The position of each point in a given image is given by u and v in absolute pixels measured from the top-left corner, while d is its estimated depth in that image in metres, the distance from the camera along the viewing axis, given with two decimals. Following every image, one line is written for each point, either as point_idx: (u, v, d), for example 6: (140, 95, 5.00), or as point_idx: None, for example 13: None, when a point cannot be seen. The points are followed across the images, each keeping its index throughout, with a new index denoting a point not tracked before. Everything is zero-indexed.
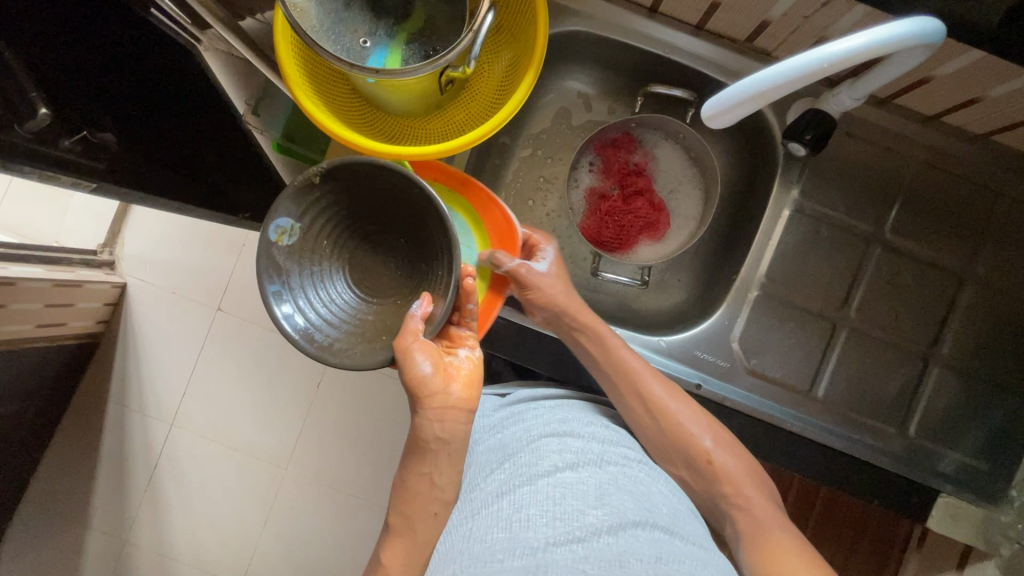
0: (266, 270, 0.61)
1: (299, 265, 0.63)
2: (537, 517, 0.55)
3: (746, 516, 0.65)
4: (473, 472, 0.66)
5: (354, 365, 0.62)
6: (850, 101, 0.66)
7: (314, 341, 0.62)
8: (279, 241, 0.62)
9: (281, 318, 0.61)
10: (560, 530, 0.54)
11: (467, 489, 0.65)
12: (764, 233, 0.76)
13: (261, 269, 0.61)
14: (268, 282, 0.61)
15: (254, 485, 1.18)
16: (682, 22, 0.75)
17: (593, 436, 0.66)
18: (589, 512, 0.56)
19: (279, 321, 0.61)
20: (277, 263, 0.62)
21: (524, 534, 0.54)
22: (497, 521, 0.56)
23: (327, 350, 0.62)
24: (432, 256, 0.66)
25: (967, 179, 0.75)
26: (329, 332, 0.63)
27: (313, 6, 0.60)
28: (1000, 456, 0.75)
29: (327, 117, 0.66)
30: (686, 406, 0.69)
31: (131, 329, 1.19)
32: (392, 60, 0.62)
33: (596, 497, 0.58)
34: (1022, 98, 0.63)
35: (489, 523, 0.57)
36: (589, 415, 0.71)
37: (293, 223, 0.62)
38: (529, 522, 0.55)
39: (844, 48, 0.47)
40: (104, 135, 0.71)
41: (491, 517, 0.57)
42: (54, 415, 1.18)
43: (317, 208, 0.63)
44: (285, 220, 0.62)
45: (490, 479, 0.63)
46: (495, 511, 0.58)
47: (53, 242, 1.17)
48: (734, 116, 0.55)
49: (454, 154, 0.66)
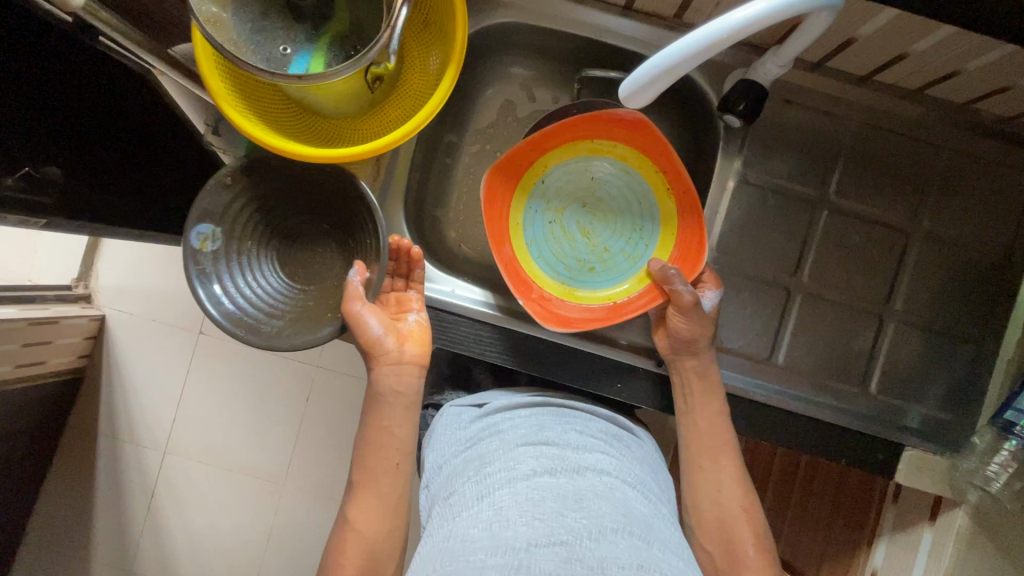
0: (198, 277, 0.65)
1: (230, 268, 0.67)
2: (518, 517, 0.54)
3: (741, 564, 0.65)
4: (448, 481, 0.65)
5: (303, 343, 0.65)
6: (777, 69, 0.66)
7: (261, 332, 0.66)
8: (203, 247, 0.65)
9: (222, 316, 0.65)
10: (541, 532, 0.52)
11: (441, 496, 0.64)
12: (711, 208, 0.77)
13: (191, 276, 0.64)
14: (202, 289, 0.64)
15: (251, 504, 1.18)
16: (611, 4, 0.75)
17: (568, 443, 0.66)
18: (568, 515, 0.55)
19: (220, 320, 0.64)
20: (206, 269, 0.65)
21: (505, 534, 0.53)
22: (477, 521, 0.55)
23: (274, 338, 0.66)
24: (358, 232, 0.70)
25: (904, 134, 0.76)
26: (274, 321, 0.67)
27: (229, 18, 0.59)
28: (961, 404, 0.77)
29: (257, 127, 0.65)
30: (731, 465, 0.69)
31: (112, 361, 1.18)
32: (314, 65, 0.62)
33: (574, 500, 0.57)
34: (945, 52, 0.63)
35: (469, 522, 0.56)
36: (566, 423, 0.70)
37: (213, 228, 0.66)
38: (510, 523, 0.54)
39: (742, 16, 0.46)
40: (48, 169, 0.69)
41: (471, 519, 0.56)
42: (43, 456, 1.17)
43: (236, 208, 0.67)
44: (205, 227, 0.65)
45: (467, 486, 0.62)
46: (475, 513, 0.57)
47: (25, 280, 1.16)
48: (650, 94, 0.54)
49: (388, 152, 0.65)
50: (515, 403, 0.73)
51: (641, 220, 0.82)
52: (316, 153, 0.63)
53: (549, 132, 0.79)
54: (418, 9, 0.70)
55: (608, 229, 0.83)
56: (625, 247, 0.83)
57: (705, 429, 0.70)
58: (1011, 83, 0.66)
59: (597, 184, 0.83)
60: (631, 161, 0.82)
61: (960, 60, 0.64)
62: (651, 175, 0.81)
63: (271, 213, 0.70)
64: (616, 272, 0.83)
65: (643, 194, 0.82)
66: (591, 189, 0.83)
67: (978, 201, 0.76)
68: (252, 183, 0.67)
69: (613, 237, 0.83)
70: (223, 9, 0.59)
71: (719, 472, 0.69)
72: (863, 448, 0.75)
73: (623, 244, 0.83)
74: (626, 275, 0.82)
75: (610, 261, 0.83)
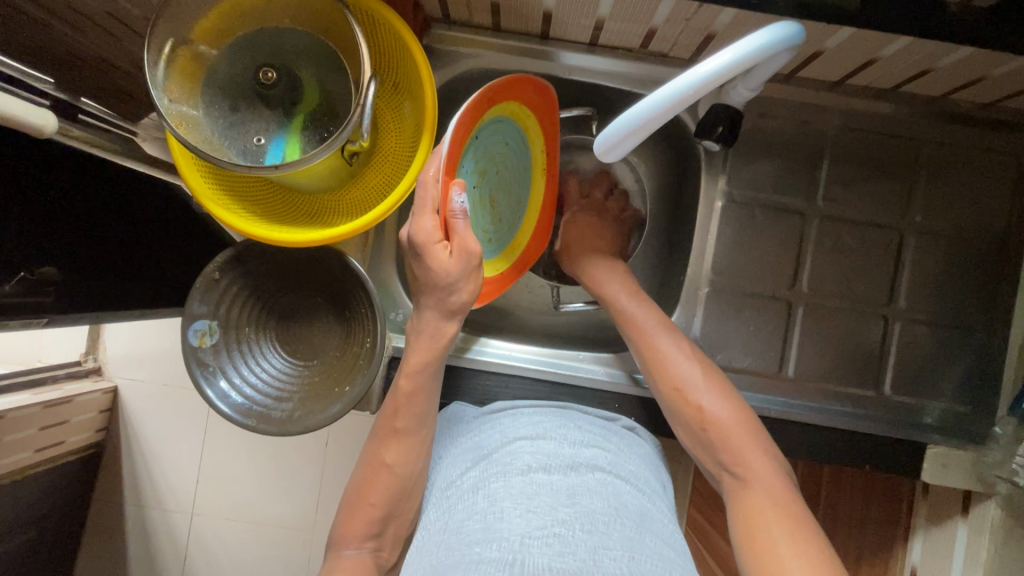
0: (203, 374, 0.65)
1: (233, 360, 0.68)
2: (512, 509, 0.53)
3: (740, 481, 0.62)
4: (448, 473, 0.64)
5: (315, 423, 0.65)
6: (749, 91, 0.65)
7: (272, 418, 0.66)
8: (203, 344, 0.66)
9: (232, 410, 0.65)
10: (534, 524, 0.51)
11: (441, 487, 0.63)
12: (701, 229, 0.78)
13: (196, 374, 0.65)
14: (209, 386, 0.65)
15: (285, 557, 1.17)
16: (576, 42, 0.74)
17: (566, 438, 0.64)
18: (560, 510, 0.53)
19: (231, 414, 0.65)
20: (209, 365, 0.66)
21: (498, 525, 0.51)
22: (472, 513, 0.54)
23: (286, 422, 0.66)
24: (351, 300, 0.70)
25: (886, 133, 0.76)
26: (284, 405, 0.67)
27: (202, 116, 0.61)
28: (978, 395, 0.76)
29: (240, 216, 0.65)
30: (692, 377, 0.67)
31: (129, 435, 1.18)
32: (290, 150, 0.62)
33: (568, 495, 0.55)
34: (914, 53, 0.63)
35: (465, 515, 0.55)
36: (566, 419, 0.67)
37: (210, 322, 0.67)
38: (503, 514, 0.53)
39: (709, 69, 0.46)
40: (44, 269, 0.68)
41: (466, 511, 0.55)
42: (72, 536, 1.18)
43: (228, 300, 0.67)
44: (202, 323, 0.66)
45: (465, 478, 0.61)
46: (470, 505, 0.56)
47: (37, 361, 1.16)
48: (624, 148, 0.54)
49: (373, 225, 0.65)
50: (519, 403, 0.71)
51: (522, 192, 0.73)
52: (302, 237, 0.63)
53: (503, 88, 0.60)
54: (387, 75, 0.70)
55: (504, 199, 0.71)
56: (511, 220, 0.73)
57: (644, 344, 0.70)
58: (984, 74, 0.66)
59: (508, 153, 0.69)
60: (531, 132, 0.71)
61: (931, 59, 0.64)
62: (538, 153, 0.74)
63: (263, 297, 0.70)
64: (496, 241, 0.72)
65: (526, 167, 0.73)
66: (501, 156, 0.68)
67: (968, 191, 0.76)
68: (242, 274, 0.68)
69: (506, 208, 0.72)
70: (195, 107, 0.60)
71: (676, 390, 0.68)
72: (881, 449, 0.75)
73: (508, 218, 0.72)
74: (502, 244, 0.73)
75: (497, 232, 0.71)
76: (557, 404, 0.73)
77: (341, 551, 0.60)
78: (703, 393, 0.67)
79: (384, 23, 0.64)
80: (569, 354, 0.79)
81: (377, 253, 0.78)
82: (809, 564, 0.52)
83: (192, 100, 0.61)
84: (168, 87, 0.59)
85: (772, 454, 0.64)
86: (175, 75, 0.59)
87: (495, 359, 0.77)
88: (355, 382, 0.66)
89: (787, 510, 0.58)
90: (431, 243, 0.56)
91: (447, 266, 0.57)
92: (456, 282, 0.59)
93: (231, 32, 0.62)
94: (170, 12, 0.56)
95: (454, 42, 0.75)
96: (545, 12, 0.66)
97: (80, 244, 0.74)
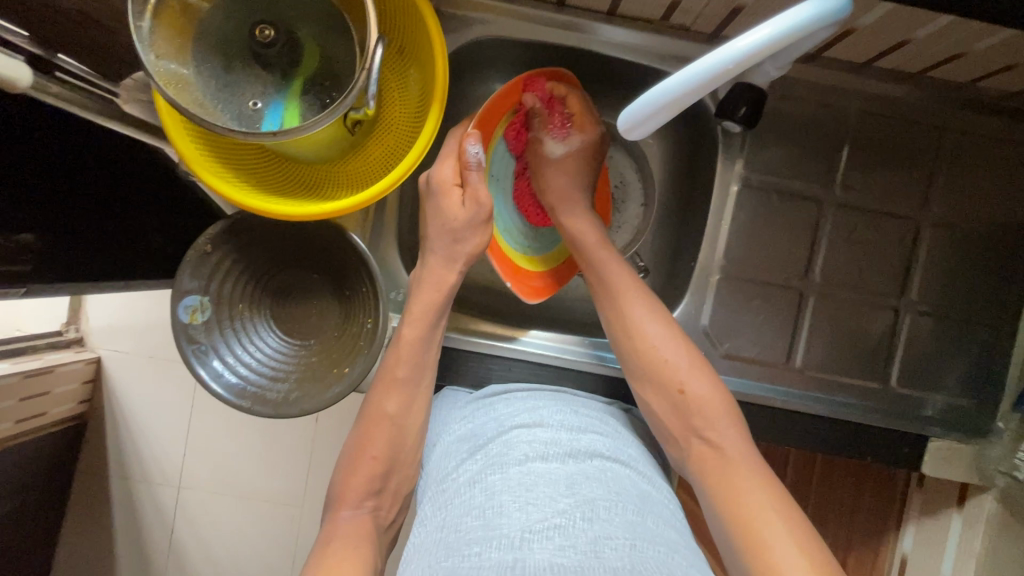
0: (195, 354, 0.62)
1: (227, 340, 0.65)
2: (510, 503, 0.50)
3: (712, 449, 0.59)
4: (442, 463, 0.61)
5: (313, 406, 0.62)
6: (776, 71, 0.62)
7: (268, 400, 0.63)
8: (194, 320, 0.63)
9: (225, 391, 0.62)
10: (534, 519, 0.48)
11: (436, 478, 0.59)
12: (715, 215, 0.75)
13: (187, 353, 0.62)
14: (201, 366, 0.62)
15: (272, 530, 1.15)
16: (593, 11, 0.69)
17: (563, 423, 0.61)
18: (560, 501, 0.50)
19: (224, 395, 0.62)
20: (202, 344, 0.63)
21: (497, 521, 0.48)
22: (469, 509, 0.51)
23: (283, 404, 0.63)
24: (351, 277, 0.67)
25: (908, 119, 0.73)
26: (280, 387, 0.65)
27: (193, 76, 0.56)
28: (982, 390, 0.76)
29: (234, 186, 0.61)
30: (671, 341, 0.63)
31: (113, 408, 1.14)
32: (289, 117, 0.58)
33: (567, 485, 0.52)
34: (949, 36, 0.60)
35: (460, 511, 0.51)
36: (562, 401, 0.65)
37: (200, 297, 0.63)
38: (502, 509, 0.49)
39: (745, 45, 0.43)
40: (22, 236, 0.63)
41: (463, 506, 0.52)
42: (56, 511, 1.15)
43: (221, 276, 0.64)
44: (192, 299, 0.63)
45: (461, 470, 0.57)
46: (467, 499, 0.52)
47: (14, 330, 1.11)
48: (650, 125, 0.51)
49: (376, 201, 0.62)
50: (523, 386, 0.69)
51: None
52: (302, 211, 0.59)
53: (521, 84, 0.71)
54: (393, 40, 0.65)
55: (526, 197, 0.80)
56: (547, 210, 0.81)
57: (618, 297, 0.66)
58: (1017, 61, 0.63)
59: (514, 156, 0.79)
60: None
61: (962, 44, 0.61)
62: None
63: (257, 273, 0.67)
64: (536, 245, 0.80)
65: None
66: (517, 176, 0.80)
67: (987, 182, 0.74)
68: (234, 249, 0.64)
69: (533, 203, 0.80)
70: (185, 66, 0.56)
71: (648, 350, 0.63)
72: (883, 441, 0.75)
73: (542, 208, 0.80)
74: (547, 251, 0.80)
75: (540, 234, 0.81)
76: (553, 388, 0.70)
77: (339, 512, 0.58)
78: (686, 368, 0.62)
79: None
80: (575, 339, 0.77)
81: (379, 232, 0.73)
82: (796, 550, 0.50)
83: (182, 58, 0.56)
84: (154, 42, 0.54)
85: (743, 427, 0.61)
86: (162, 29, 0.54)
87: (497, 341, 0.75)
88: (356, 365, 0.63)
89: (765, 475, 0.56)
90: (448, 188, 0.66)
91: (458, 213, 0.65)
92: (464, 231, 0.66)
93: None
94: None
95: (462, 5, 0.70)
96: None
97: (59, 209, 0.69)
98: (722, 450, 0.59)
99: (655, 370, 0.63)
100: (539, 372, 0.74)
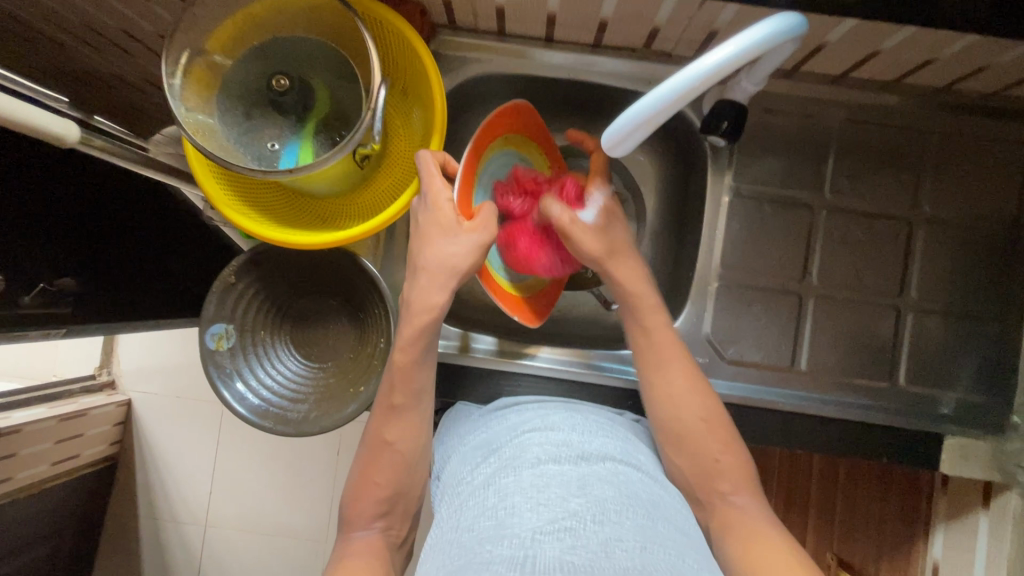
0: (220, 377, 0.67)
1: (250, 364, 0.69)
2: (522, 504, 0.51)
3: (735, 505, 0.60)
4: (456, 470, 0.63)
5: (330, 424, 0.66)
6: (753, 85, 0.66)
7: (287, 420, 0.67)
8: (220, 346, 0.67)
9: (248, 412, 0.66)
10: (545, 518, 0.49)
11: (449, 485, 0.61)
12: (708, 226, 0.78)
13: (213, 377, 0.66)
14: (225, 389, 0.66)
15: (294, 564, 1.16)
16: (580, 44, 0.75)
17: (573, 429, 0.63)
18: (571, 501, 0.52)
19: (247, 416, 0.66)
20: (227, 368, 0.67)
21: (509, 520, 0.50)
22: (482, 510, 0.53)
23: (303, 423, 0.67)
24: (364, 301, 0.71)
25: (891, 125, 0.76)
26: (299, 407, 0.68)
27: (218, 124, 0.62)
28: (993, 385, 0.76)
29: (255, 220, 0.66)
30: (706, 393, 0.65)
31: (142, 447, 1.18)
32: (304, 155, 0.63)
33: (579, 486, 0.54)
34: (916, 44, 0.63)
35: (475, 512, 0.53)
36: (570, 409, 0.67)
37: (226, 325, 0.68)
38: (514, 510, 0.51)
39: (715, 61, 0.47)
40: (62, 280, 0.68)
41: (477, 507, 0.54)
42: (88, 549, 1.18)
43: (244, 304, 0.69)
44: (218, 327, 0.68)
45: (475, 473, 0.59)
46: (481, 501, 0.54)
47: (52, 376, 1.17)
48: (632, 141, 0.55)
49: (386, 227, 0.66)
50: (531, 399, 0.71)
51: None
52: (319, 240, 0.64)
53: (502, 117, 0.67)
54: (397, 81, 0.71)
55: None
56: None
57: (651, 337, 0.68)
58: (987, 63, 0.66)
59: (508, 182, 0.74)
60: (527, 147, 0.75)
61: (930, 51, 0.65)
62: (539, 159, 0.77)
63: (277, 300, 0.71)
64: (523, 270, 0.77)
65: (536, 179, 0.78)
66: None
67: (976, 180, 0.76)
68: (256, 279, 0.69)
69: None
70: (211, 115, 0.62)
71: (682, 391, 0.65)
72: (894, 440, 0.75)
73: None
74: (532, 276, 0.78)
75: None
76: (563, 400, 0.72)
77: (352, 532, 0.60)
78: (717, 424, 0.64)
79: (393, 31, 0.66)
80: (579, 350, 0.79)
81: (388, 257, 0.78)
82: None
83: (208, 108, 0.63)
84: (185, 96, 0.61)
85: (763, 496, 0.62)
86: (192, 85, 0.61)
87: (506, 357, 0.77)
88: (370, 383, 0.67)
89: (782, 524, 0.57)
90: (442, 207, 0.63)
91: (456, 236, 0.63)
92: (462, 256, 0.63)
93: (246, 41, 0.64)
94: (187, 23, 0.57)
95: (458, 47, 0.76)
96: (550, 14, 0.68)
97: (96, 255, 0.74)
98: (741, 507, 0.59)
99: (683, 410, 0.64)
100: (547, 385, 0.77)
